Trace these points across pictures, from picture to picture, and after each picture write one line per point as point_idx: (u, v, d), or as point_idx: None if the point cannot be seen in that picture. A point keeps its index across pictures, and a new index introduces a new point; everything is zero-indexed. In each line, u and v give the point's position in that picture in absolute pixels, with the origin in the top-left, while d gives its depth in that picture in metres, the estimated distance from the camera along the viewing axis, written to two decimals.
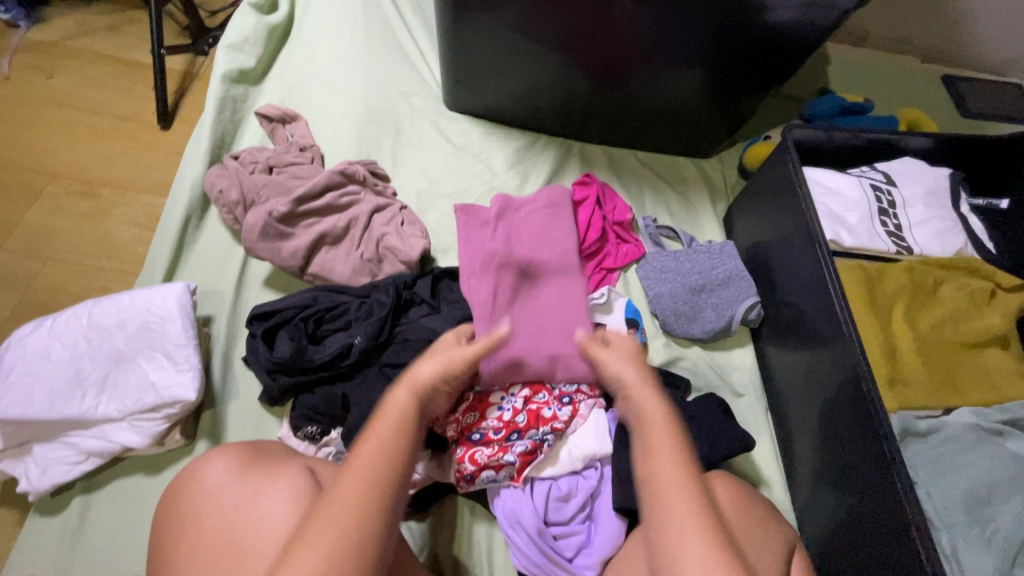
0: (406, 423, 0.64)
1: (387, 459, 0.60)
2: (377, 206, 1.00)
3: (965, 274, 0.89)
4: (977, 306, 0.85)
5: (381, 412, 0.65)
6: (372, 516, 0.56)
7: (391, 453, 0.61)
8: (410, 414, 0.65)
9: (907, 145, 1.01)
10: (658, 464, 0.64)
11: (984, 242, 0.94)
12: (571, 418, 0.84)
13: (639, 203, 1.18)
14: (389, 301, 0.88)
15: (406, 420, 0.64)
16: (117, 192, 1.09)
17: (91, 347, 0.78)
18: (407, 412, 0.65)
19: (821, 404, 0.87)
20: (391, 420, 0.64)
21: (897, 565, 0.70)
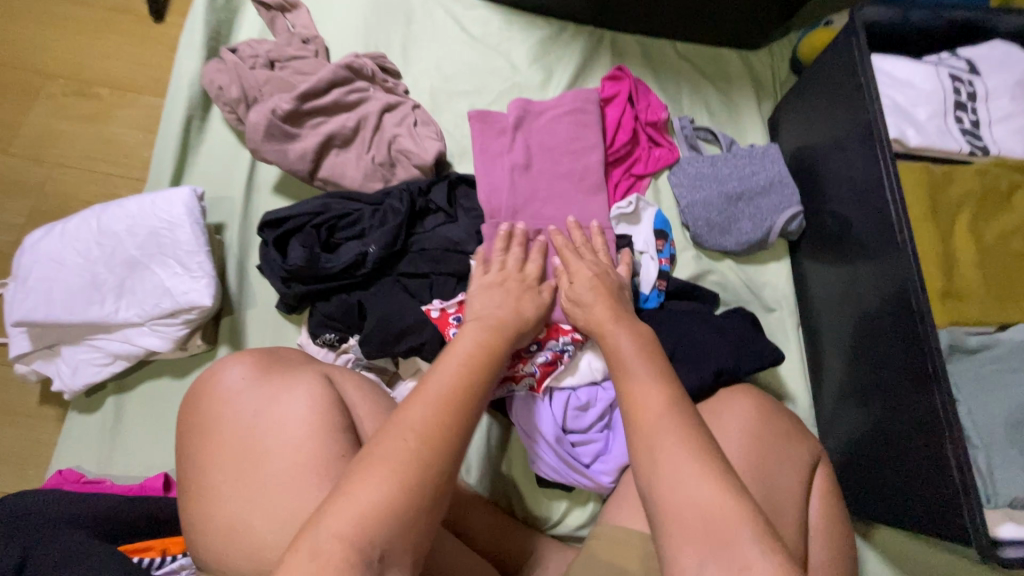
0: (470, 378, 0.58)
1: (442, 425, 0.53)
2: (387, 105, 0.93)
3: None
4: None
5: (441, 364, 0.59)
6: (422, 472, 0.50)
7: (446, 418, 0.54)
8: (475, 370, 0.59)
9: (997, 27, 0.87)
10: (639, 379, 0.62)
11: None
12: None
13: (675, 103, 1.07)
14: (403, 209, 0.84)
15: (471, 372, 0.59)
16: (116, 92, 1.03)
17: (103, 253, 0.76)
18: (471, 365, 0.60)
19: (858, 318, 0.82)
20: (451, 375, 0.58)
21: (926, 478, 0.69)
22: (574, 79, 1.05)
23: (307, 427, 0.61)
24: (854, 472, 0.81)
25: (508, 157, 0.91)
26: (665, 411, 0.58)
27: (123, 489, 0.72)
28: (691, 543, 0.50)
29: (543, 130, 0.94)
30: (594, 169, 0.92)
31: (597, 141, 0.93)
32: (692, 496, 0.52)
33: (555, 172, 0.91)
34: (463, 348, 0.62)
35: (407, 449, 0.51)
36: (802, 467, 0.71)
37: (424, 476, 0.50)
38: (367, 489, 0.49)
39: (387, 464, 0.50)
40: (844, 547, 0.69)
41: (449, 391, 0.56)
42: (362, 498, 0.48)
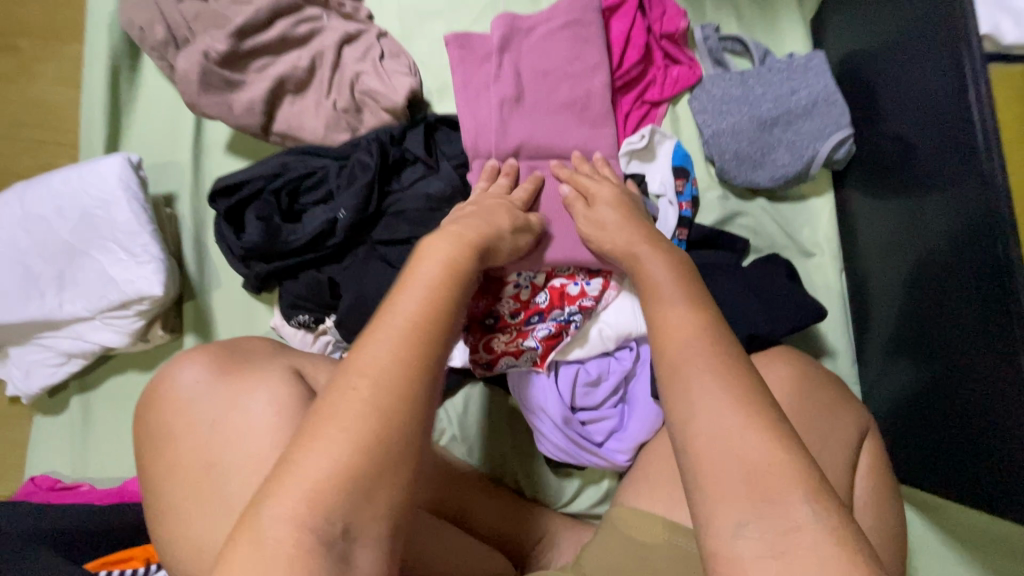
0: (439, 300, 0.46)
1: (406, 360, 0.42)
2: (346, 35, 0.77)
3: None
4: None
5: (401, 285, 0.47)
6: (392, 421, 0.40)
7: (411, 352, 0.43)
8: (443, 292, 0.47)
9: None
10: (672, 311, 0.49)
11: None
12: (603, 292, 0.71)
13: (696, 7, 0.88)
14: (373, 163, 0.71)
15: (436, 302, 0.46)
16: (37, 43, 0.88)
17: (34, 240, 0.66)
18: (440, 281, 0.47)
19: (920, 262, 0.69)
20: (415, 297, 0.46)
21: (996, 452, 0.59)
22: None
23: (271, 437, 0.53)
24: (906, 433, 0.72)
25: (494, 89, 0.75)
26: (702, 344, 0.46)
27: (99, 495, 0.67)
28: (732, 492, 0.38)
29: (536, 52, 0.77)
30: (599, 98, 0.77)
31: (602, 63, 0.77)
32: (738, 448, 0.39)
33: (552, 104, 0.76)
34: (426, 270, 0.48)
35: (360, 405, 0.40)
36: (846, 444, 0.61)
37: (388, 439, 0.40)
38: (315, 460, 0.38)
39: (337, 426, 0.39)
40: (893, 528, 0.62)
41: (411, 324, 0.44)
42: (311, 471, 0.38)
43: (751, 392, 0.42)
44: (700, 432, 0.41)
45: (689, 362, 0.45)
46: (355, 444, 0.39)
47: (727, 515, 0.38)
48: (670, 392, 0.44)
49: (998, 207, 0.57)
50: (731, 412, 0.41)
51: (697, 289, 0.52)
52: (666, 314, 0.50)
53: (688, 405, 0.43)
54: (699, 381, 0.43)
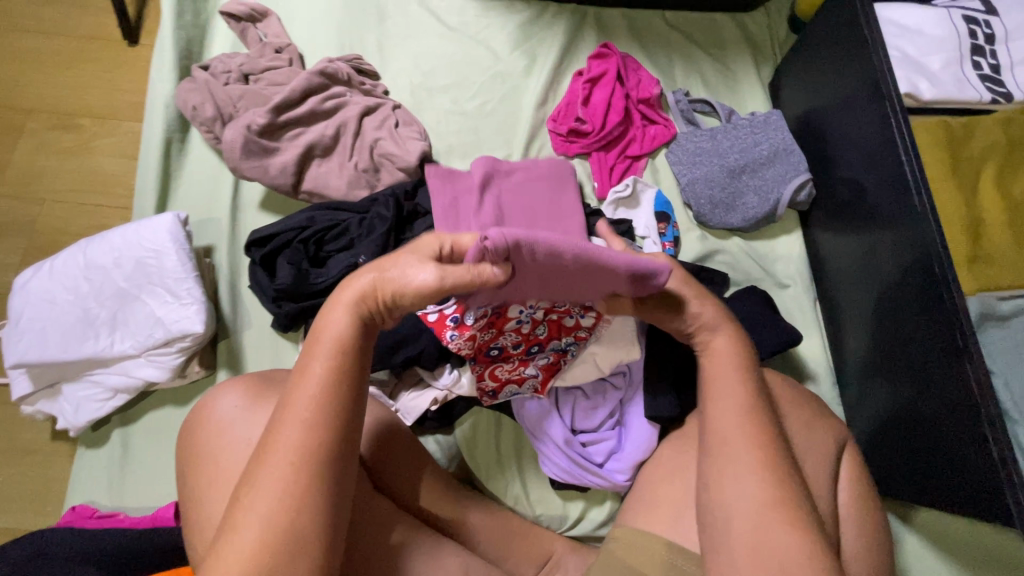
0: (344, 364, 0.53)
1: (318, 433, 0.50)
2: (367, 108, 0.90)
3: None
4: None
5: (309, 350, 0.54)
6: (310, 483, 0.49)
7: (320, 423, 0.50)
8: (343, 360, 0.53)
9: None
10: (722, 410, 0.61)
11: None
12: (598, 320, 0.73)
13: (668, 76, 1.01)
14: (389, 215, 0.81)
15: (337, 371, 0.52)
16: (98, 122, 1.02)
17: (93, 287, 0.75)
18: (339, 346, 0.53)
19: (880, 288, 0.76)
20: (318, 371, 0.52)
21: (961, 459, 0.64)
22: (559, 61, 1.00)
23: None
24: (884, 451, 0.76)
25: (478, 215, 0.81)
26: (745, 435, 0.59)
27: (136, 521, 0.72)
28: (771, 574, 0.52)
29: (513, 194, 0.85)
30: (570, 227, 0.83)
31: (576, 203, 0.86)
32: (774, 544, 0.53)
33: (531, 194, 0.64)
34: (331, 332, 0.53)
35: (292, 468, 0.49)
36: (825, 454, 0.66)
37: (315, 495, 0.49)
38: (253, 517, 0.47)
39: (273, 486, 0.48)
40: (877, 535, 0.65)
41: (320, 391, 0.51)
42: (255, 522, 0.47)
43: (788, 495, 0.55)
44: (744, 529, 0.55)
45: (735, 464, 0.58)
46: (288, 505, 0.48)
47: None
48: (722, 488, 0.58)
49: (937, 233, 0.66)
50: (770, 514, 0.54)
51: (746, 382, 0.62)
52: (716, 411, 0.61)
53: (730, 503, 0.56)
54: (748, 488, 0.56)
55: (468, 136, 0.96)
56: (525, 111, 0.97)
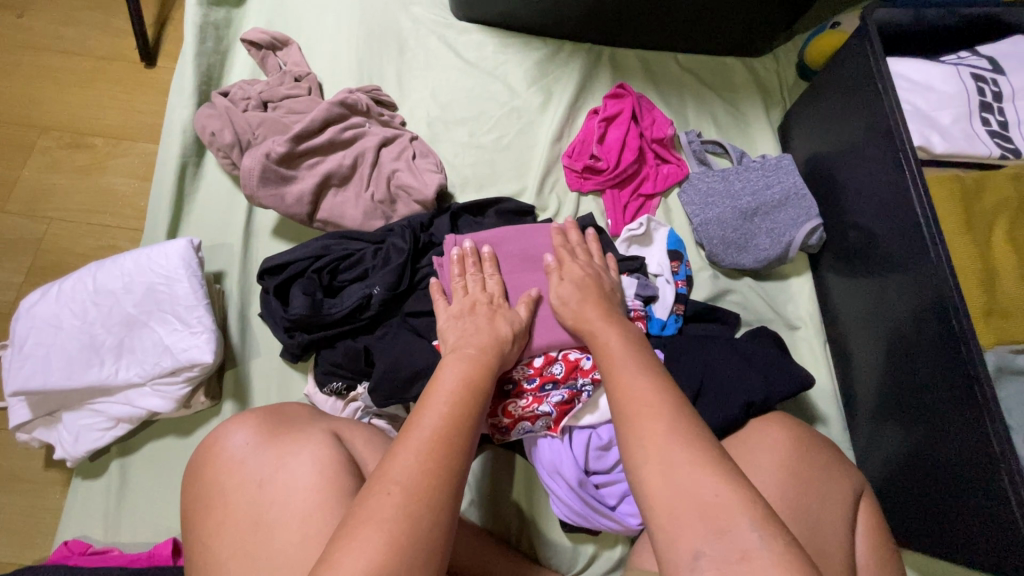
0: (472, 390, 0.58)
1: (443, 453, 0.51)
2: (384, 139, 0.90)
3: None
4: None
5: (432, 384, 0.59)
6: (439, 491, 0.49)
7: (445, 444, 0.52)
8: (471, 385, 0.59)
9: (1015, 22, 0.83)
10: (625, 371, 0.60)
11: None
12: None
13: (680, 116, 1.03)
14: (406, 246, 0.81)
15: (457, 402, 0.56)
16: (111, 141, 1.02)
17: (101, 313, 0.74)
18: (463, 383, 0.59)
19: (894, 336, 0.77)
20: (443, 399, 0.56)
21: (981, 511, 0.63)
22: (574, 98, 1.02)
23: (315, 494, 0.58)
24: (899, 499, 0.75)
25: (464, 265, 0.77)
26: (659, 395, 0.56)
27: (131, 558, 0.68)
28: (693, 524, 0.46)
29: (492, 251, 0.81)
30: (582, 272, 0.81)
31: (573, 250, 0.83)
32: (690, 483, 0.48)
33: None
34: (446, 387, 0.58)
35: (391, 503, 0.47)
36: (843, 504, 0.65)
37: (420, 537, 0.46)
38: (352, 558, 0.44)
39: (372, 523, 0.46)
40: None
41: (436, 434, 0.53)
42: (355, 558, 0.44)
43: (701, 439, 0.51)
44: (663, 475, 0.49)
45: (633, 413, 0.55)
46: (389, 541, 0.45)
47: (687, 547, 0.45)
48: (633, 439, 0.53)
49: (954, 285, 0.67)
50: (682, 453, 0.50)
51: (640, 349, 0.64)
52: (615, 372, 0.60)
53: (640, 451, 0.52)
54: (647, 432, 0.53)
55: (484, 169, 0.97)
56: (541, 146, 0.98)
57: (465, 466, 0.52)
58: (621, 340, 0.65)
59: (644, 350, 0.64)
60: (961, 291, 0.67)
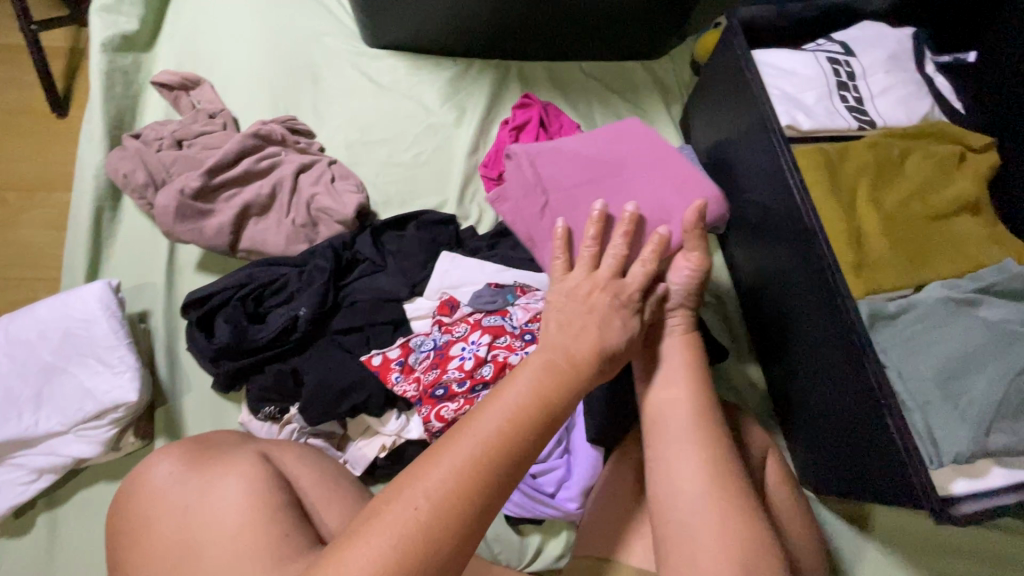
0: (546, 400, 0.54)
1: (489, 467, 0.50)
2: (302, 166, 0.93)
3: (933, 141, 0.82)
4: (944, 173, 0.79)
5: (512, 377, 0.56)
6: (462, 511, 0.49)
7: (492, 458, 0.50)
8: (545, 397, 0.54)
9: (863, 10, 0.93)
10: (675, 410, 0.64)
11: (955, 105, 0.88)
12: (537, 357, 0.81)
13: (588, 119, 1.10)
14: (328, 266, 0.84)
15: (519, 415, 0.53)
16: (23, 194, 1.01)
17: (16, 364, 0.73)
18: (541, 393, 0.54)
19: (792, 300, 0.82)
20: (513, 406, 0.53)
21: (874, 450, 0.67)
22: (486, 112, 1.07)
23: (245, 513, 0.59)
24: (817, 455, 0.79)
25: (534, 190, 0.71)
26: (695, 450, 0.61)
27: None
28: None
29: (555, 157, 0.73)
30: (657, 188, 0.71)
31: (654, 161, 0.73)
32: (714, 547, 0.56)
33: (463, 253, 0.92)
34: (516, 393, 0.54)
35: (412, 518, 0.47)
36: (751, 461, 0.70)
37: (428, 551, 0.47)
38: (357, 560, 0.46)
39: (390, 529, 0.47)
40: (805, 534, 0.69)
41: (487, 444, 0.51)
42: (358, 563, 0.46)
43: (739, 512, 0.57)
44: (693, 527, 0.57)
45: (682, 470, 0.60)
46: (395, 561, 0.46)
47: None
48: (664, 483, 0.61)
49: (826, 251, 0.74)
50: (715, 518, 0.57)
51: (706, 391, 0.65)
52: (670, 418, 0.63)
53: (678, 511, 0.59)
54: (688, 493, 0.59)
55: (405, 185, 1.00)
56: (458, 160, 1.02)
57: (506, 481, 0.51)
58: (689, 365, 0.67)
59: (709, 391, 0.65)
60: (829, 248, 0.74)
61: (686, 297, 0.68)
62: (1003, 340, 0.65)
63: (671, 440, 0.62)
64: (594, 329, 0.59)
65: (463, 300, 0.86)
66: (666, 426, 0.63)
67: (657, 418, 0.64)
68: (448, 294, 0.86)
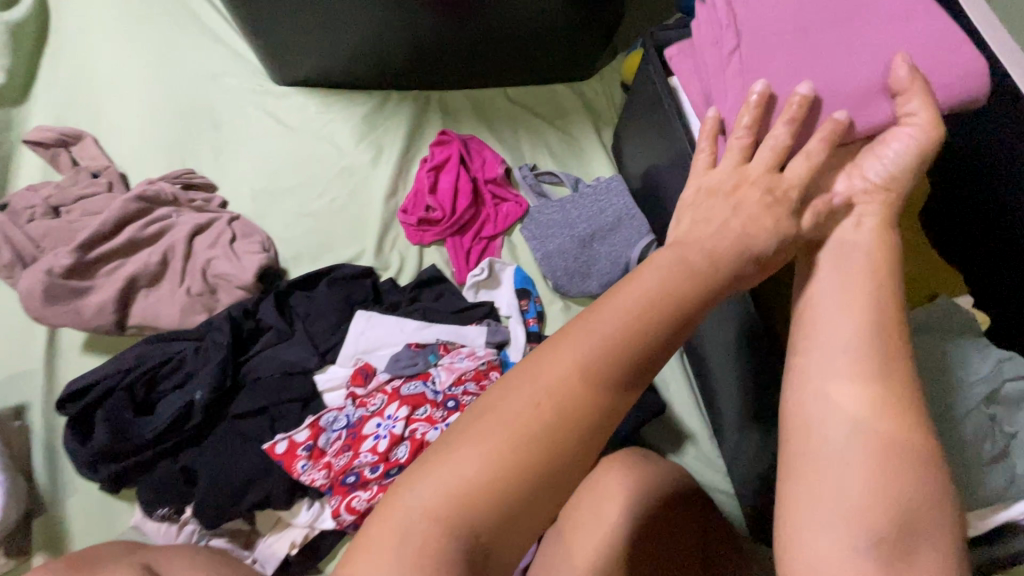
0: (681, 290, 0.48)
1: (609, 362, 0.45)
2: (197, 227, 0.84)
3: None
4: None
5: (643, 268, 0.51)
6: (581, 406, 0.44)
7: (615, 352, 0.45)
8: (681, 293, 0.48)
9: None
10: (835, 328, 0.50)
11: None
12: None
13: (515, 151, 1.03)
14: (225, 342, 0.76)
15: (646, 310, 0.47)
16: None
17: None
18: (675, 286, 0.48)
19: (730, 345, 0.77)
20: (643, 292, 0.48)
21: None
22: (406, 149, 1.00)
23: None
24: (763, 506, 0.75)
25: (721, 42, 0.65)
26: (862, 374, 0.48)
27: None
28: (854, 524, 0.43)
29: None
30: (931, 56, 0.57)
31: (900, 16, 0.59)
32: (846, 494, 0.43)
33: (381, 310, 0.85)
34: (645, 283, 0.48)
35: (530, 414, 0.44)
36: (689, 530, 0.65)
37: (536, 452, 0.43)
38: (464, 457, 0.43)
39: (501, 422, 0.44)
40: None
41: (609, 340, 0.46)
42: (463, 468, 0.43)
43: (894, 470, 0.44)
44: (828, 479, 0.45)
45: (844, 381, 0.48)
46: (496, 467, 0.42)
47: (846, 539, 0.42)
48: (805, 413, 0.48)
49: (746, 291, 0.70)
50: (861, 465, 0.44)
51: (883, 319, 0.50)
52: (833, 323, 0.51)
53: (830, 429, 0.46)
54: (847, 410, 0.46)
55: (319, 236, 0.92)
56: (376, 204, 0.94)
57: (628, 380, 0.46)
58: (874, 278, 0.52)
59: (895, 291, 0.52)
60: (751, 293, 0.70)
61: (886, 189, 0.55)
62: (941, 387, 0.64)
63: (830, 368, 0.49)
64: (732, 233, 0.51)
65: (379, 366, 0.79)
66: (841, 338, 0.50)
67: (816, 322, 0.52)
68: (363, 360, 0.79)
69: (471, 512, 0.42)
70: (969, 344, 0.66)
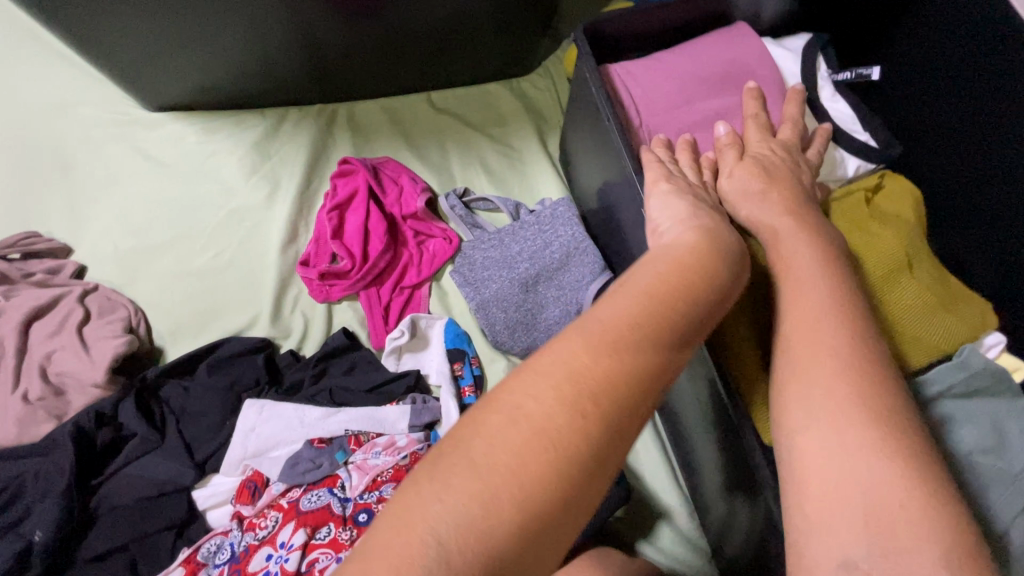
0: (715, 253, 0.41)
1: (658, 320, 0.36)
2: (36, 310, 0.68)
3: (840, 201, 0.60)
4: (863, 225, 0.58)
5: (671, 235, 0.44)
6: (625, 378, 0.33)
7: (663, 309, 0.36)
8: (715, 254, 0.41)
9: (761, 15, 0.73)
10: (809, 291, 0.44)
11: (862, 139, 0.66)
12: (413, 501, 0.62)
13: (443, 171, 0.86)
14: (69, 464, 0.60)
15: (690, 272, 0.39)
16: None
17: None
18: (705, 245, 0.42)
19: (705, 418, 0.61)
20: (677, 254, 0.41)
21: None
22: (307, 180, 0.82)
23: None
24: None
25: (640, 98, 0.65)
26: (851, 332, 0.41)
27: None
28: (841, 527, 0.34)
29: (701, 51, 0.67)
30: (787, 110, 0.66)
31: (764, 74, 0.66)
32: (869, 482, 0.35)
33: (277, 395, 0.69)
34: (680, 242, 0.42)
35: (561, 388, 0.32)
36: None
37: (583, 445, 0.30)
38: (492, 446, 0.30)
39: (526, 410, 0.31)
40: None
41: (649, 299, 0.37)
42: (483, 458, 0.30)
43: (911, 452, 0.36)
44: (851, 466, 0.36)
45: (820, 365, 0.40)
46: (514, 478, 0.29)
47: (829, 553, 0.34)
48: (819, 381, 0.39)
49: (718, 364, 0.54)
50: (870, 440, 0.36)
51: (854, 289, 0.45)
52: (798, 298, 0.44)
53: (810, 418, 0.39)
54: (826, 392, 0.39)
55: (201, 302, 0.75)
56: (271, 256, 0.77)
57: (683, 343, 0.36)
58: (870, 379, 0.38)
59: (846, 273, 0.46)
60: (725, 366, 0.53)
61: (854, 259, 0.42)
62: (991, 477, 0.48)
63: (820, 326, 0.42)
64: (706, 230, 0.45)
65: (272, 474, 0.64)
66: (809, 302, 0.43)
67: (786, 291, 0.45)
68: (252, 467, 0.64)
69: (489, 543, 0.27)
70: (1004, 411, 0.50)
